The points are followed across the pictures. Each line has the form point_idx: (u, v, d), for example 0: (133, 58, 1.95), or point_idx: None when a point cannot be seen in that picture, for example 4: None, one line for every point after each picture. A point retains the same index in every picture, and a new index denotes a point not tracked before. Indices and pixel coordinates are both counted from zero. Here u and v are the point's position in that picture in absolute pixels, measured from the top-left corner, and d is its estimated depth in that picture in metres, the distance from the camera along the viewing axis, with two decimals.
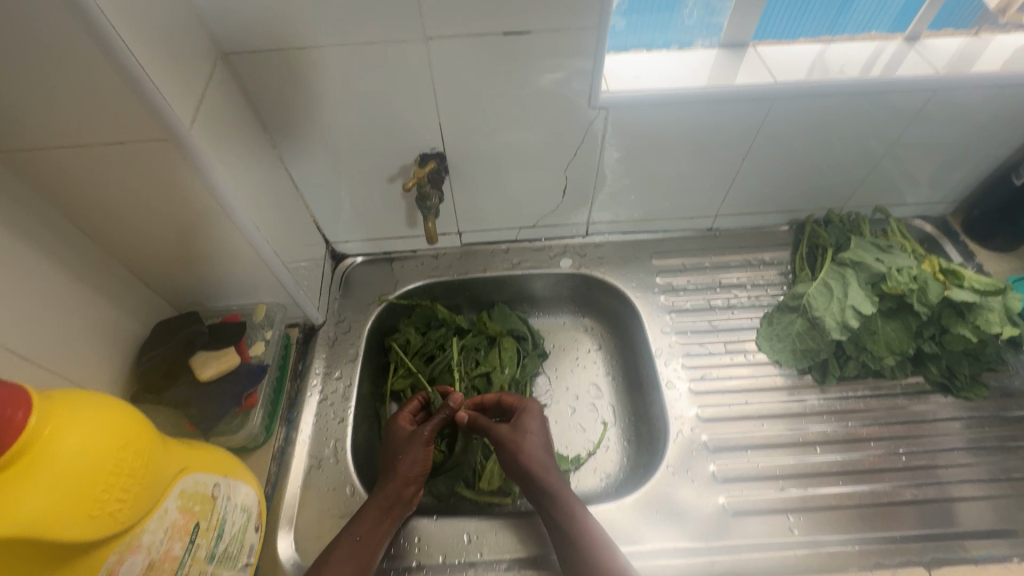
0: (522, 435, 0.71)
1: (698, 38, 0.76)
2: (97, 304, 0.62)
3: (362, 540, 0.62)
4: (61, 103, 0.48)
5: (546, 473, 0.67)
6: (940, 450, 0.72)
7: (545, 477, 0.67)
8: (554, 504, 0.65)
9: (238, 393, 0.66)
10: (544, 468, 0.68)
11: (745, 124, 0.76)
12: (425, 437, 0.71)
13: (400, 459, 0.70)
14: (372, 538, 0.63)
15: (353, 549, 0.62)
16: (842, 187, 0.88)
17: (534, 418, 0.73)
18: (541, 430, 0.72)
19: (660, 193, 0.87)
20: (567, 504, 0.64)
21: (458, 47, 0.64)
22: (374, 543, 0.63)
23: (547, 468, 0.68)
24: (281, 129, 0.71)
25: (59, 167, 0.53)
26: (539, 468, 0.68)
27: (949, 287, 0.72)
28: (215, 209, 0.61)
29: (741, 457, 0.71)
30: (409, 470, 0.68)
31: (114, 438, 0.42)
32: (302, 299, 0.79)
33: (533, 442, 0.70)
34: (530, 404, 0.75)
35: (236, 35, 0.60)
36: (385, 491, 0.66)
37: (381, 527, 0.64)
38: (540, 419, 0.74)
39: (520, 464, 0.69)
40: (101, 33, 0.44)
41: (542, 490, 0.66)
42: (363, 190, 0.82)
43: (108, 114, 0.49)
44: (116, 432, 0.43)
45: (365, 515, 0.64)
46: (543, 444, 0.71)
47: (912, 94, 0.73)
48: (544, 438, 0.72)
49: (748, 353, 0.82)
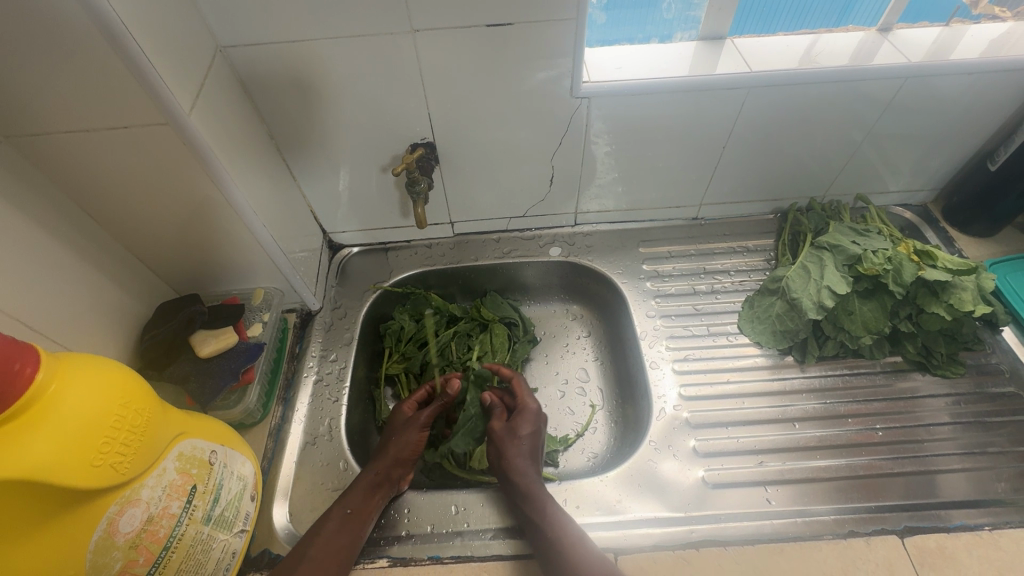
0: (513, 438, 0.73)
1: (678, 31, 0.79)
2: (102, 283, 0.65)
3: (352, 513, 0.65)
4: (68, 89, 0.51)
5: (526, 475, 0.69)
6: (917, 426, 0.73)
7: (524, 477, 0.68)
8: (530, 503, 0.65)
9: (235, 369, 0.69)
10: (524, 469, 0.69)
11: (724, 113, 0.79)
12: (422, 421, 0.76)
13: (395, 441, 0.73)
14: (360, 515, 0.65)
15: (340, 529, 0.63)
16: (823, 175, 0.91)
17: (528, 419, 0.75)
18: (531, 436, 0.74)
19: (645, 183, 0.90)
20: (540, 501, 0.65)
21: (444, 39, 0.67)
22: (362, 521, 0.65)
23: (526, 470, 0.69)
24: (278, 120, 0.75)
25: (68, 151, 0.57)
26: (518, 470, 0.69)
27: (924, 268, 0.74)
28: (213, 193, 0.64)
29: (722, 433, 0.73)
30: (401, 451, 0.72)
31: (115, 397, 0.46)
32: (299, 284, 0.82)
33: (522, 442, 0.73)
34: (527, 404, 0.77)
35: (233, 29, 0.63)
36: (376, 468, 0.69)
37: (371, 502, 0.67)
38: (532, 423, 0.75)
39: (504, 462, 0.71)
40: (106, 22, 0.47)
41: (520, 491, 0.67)
42: (357, 180, 0.85)
43: (112, 100, 0.53)
44: (119, 392, 0.46)
45: (356, 490, 0.67)
46: (529, 451, 0.72)
47: (884, 82, 0.76)
48: (532, 444, 0.73)
49: (731, 335, 0.84)
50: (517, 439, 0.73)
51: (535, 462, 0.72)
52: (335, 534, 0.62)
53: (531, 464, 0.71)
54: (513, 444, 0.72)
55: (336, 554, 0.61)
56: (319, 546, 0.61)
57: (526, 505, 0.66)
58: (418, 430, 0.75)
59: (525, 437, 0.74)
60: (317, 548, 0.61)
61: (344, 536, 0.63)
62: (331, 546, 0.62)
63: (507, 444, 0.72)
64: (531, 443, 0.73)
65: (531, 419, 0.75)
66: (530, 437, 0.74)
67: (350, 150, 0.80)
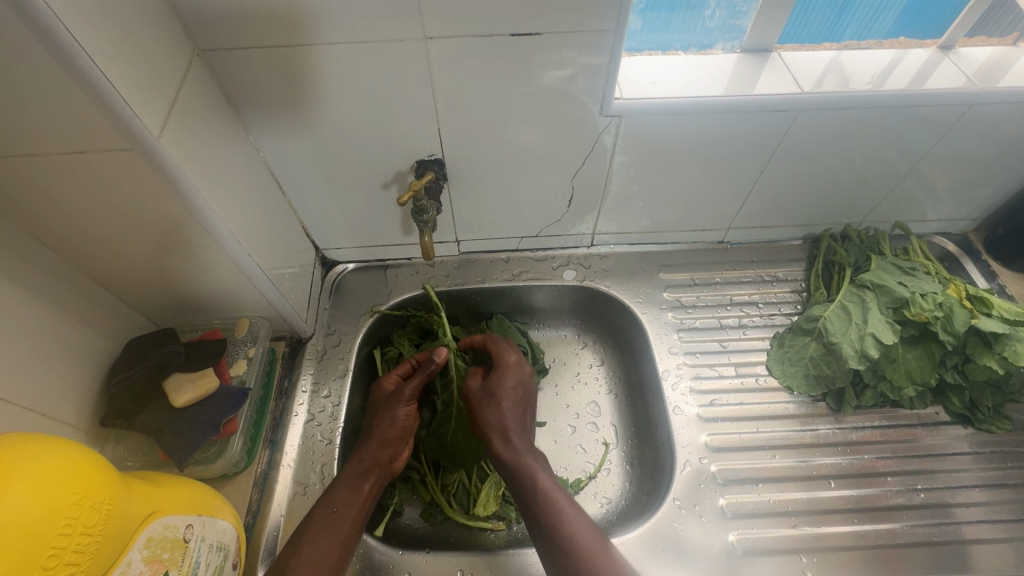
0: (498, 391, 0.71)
1: (719, 41, 0.71)
2: (63, 323, 0.57)
3: (334, 514, 0.62)
4: (2, 117, 0.42)
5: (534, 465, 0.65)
6: (957, 487, 0.69)
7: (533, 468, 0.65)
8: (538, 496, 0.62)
9: (217, 419, 0.63)
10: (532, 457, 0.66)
11: (765, 138, 0.71)
12: (408, 395, 0.72)
13: (387, 419, 0.70)
14: (347, 513, 0.62)
15: (321, 535, 0.60)
16: (863, 202, 0.83)
17: (510, 372, 0.73)
18: (514, 390, 0.72)
19: (670, 204, 0.82)
20: (530, 470, 0.64)
21: (459, 48, 0.58)
22: (348, 519, 0.62)
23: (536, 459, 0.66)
24: (267, 131, 0.66)
25: (10, 183, 0.48)
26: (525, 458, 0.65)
27: (976, 315, 0.68)
28: (190, 221, 0.56)
29: (751, 491, 0.69)
30: (386, 431, 0.69)
31: (60, 498, 0.38)
32: (289, 313, 0.74)
33: (510, 394, 0.72)
34: (507, 358, 0.75)
35: (214, 30, 0.55)
36: (361, 456, 0.67)
37: (357, 495, 0.64)
38: (514, 377, 0.73)
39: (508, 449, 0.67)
40: (49, 32, 0.38)
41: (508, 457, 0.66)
42: (355, 198, 0.77)
43: (55, 130, 0.44)
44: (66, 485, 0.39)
45: (340, 488, 0.64)
46: (514, 410, 0.71)
47: (946, 109, 0.68)
48: (516, 403, 0.72)
49: (759, 377, 0.78)
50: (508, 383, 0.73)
51: (518, 421, 0.70)
52: (317, 541, 0.59)
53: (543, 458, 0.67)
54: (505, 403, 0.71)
55: (322, 561, 0.59)
56: (301, 559, 0.58)
57: (519, 471, 0.65)
58: (406, 405, 0.72)
59: (508, 392, 0.72)
60: (300, 560, 0.58)
61: (341, 524, 0.62)
62: (316, 554, 0.58)
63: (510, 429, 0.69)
64: (515, 399, 0.72)
65: (513, 373, 0.73)
66: (513, 391, 0.72)
67: (348, 165, 0.72)
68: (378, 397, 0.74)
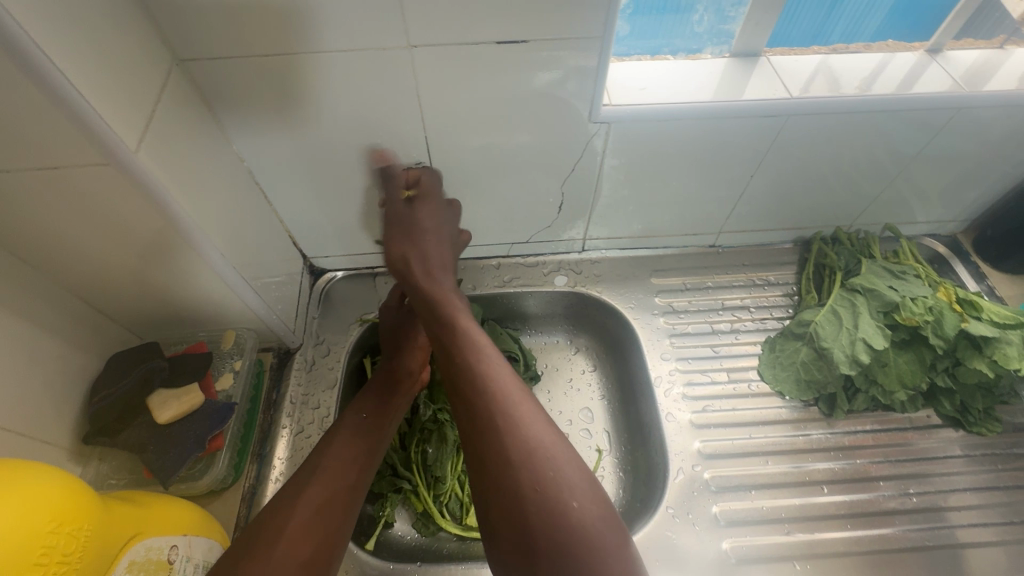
0: (425, 213, 0.69)
1: (707, 46, 0.70)
2: (43, 340, 0.56)
3: (365, 419, 0.65)
4: None
5: (516, 421, 0.50)
6: (949, 490, 0.69)
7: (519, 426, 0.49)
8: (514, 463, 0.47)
9: (202, 435, 0.62)
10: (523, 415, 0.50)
11: (756, 142, 0.71)
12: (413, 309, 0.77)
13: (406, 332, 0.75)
14: (376, 418, 0.66)
15: (353, 436, 0.63)
16: (853, 205, 0.83)
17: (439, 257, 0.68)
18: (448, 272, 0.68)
19: (661, 209, 0.81)
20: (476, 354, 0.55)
21: (443, 56, 0.58)
22: (377, 426, 0.65)
23: (525, 412, 0.50)
24: (250, 141, 0.65)
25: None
26: (508, 413, 0.50)
27: (966, 318, 0.69)
28: (170, 233, 0.54)
29: (745, 498, 0.69)
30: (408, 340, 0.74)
31: (40, 525, 0.38)
32: (276, 324, 0.73)
33: (436, 250, 0.69)
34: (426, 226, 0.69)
35: (195, 40, 0.54)
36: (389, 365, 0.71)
37: (385, 405, 0.67)
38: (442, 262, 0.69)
39: (485, 401, 0.51)
40: (20, 48, 0.37)
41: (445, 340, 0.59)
42: (342, 206, 0.76)
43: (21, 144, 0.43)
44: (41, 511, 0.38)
45: (368, 398, 0.67)
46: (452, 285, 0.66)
47: (934, 112, 0.68)
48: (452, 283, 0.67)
49: (752, 382, 0.78)
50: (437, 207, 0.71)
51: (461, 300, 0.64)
52: (348, 443, 0.62)
53: (534, 407, 0.51)
54: (430, 257, 0.68)
55: (351, 460, 0.61)
56: (334, 456, 0.60)
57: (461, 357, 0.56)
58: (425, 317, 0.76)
59: (441, 276, 0.67)
60: (330, 459, 0.59)
61: (370, 429, 0.64)
62: (346, 453, 0.61)
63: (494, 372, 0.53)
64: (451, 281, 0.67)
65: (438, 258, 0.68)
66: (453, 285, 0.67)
67: (334, 173, 0.70)
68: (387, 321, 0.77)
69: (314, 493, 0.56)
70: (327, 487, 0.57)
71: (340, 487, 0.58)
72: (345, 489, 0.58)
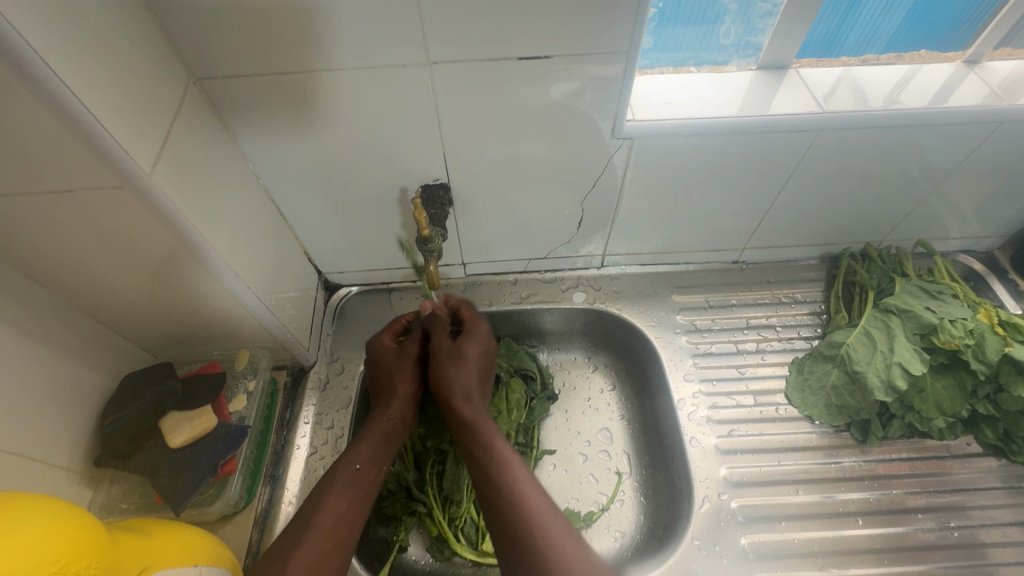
0: (458, 363, 0.67)
1: (734, 58, 0.68)
2: (57, 363, 0.55)
3: (358, 471, 0.61)
4: None
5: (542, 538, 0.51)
6: (991, 525, 0.67)
7: (518, 500, 0.54)
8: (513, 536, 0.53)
9: (213, 459, 0.60)
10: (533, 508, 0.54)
11: (786, 159, 0.69)
12: (413, 354, 0.71)
13: (396, 379, 0.69)
14: (369, 471, 0.61)
15: (342, 491, 0.58)
16: (884, 221, 0.80)
17: (475, 343, 0.70)
18: (478, 358, 0.69)
19: (684, 224, 0.79)
20: (484, 435, 0.61)
21: (462, 73, 0.57)
22: (371, 477, 0.61)
23: (525, 487, 0.55)
24: (266, 157, 0.64)
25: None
26: (511, 494, 0.55)
27: (1010, 343, 0.66)
28: (184, 254, 0.53)
29: (775, 530, 0.67)
30: (406, 390, 0.69)
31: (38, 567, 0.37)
32: (291, 343, 0.72)
33: (466, 370, 0.67)
34: (477, 328, 0.72)
35: (211, 59, 0.53)
36: (387, 416, 0.66)
37: (378, 455, 0.63)
38: (479, 346, 0.70)
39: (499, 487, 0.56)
40: (33, 71, 0.37)
41: (461, 417, 0.63)
42: (358, 223, 0.75)
43: (28, 162, 0.42)
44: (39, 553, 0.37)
45: (364, 446, 0.63)
46: (471, 374, 0.67)
47: (973, 127, 0.65)
48: (476, 367, 0.68)
49: (779, 406, 0.76)
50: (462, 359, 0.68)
51: (473, 390, 0.66)
52: (341, 497, 0.58)
53: (531, 478, 0.57)
54: (453, 379, 0.66)
55: (344, 516, 0.57)
56: (327, 511, 0.56)
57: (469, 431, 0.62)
58: (416, 362, 0.71)
59: (471, 360, 0.68)
60: (323, 515, 0.56)
61: (360, 485, 0.60)
62: (339, 509, 0.57)
63: (523, 496, 0.55)
64: (477, 365, 0.69)
65: (477, 342, 0.70)
66: (478, 357, 0.69)
67: (351, 190, 0.69)
68: (379, 356, 0.72)
69: (305, 553, 0.53)
70: (320, 545, 0.54)
71: (331, 546, 0.55)
72: (336, 549, 0.55)
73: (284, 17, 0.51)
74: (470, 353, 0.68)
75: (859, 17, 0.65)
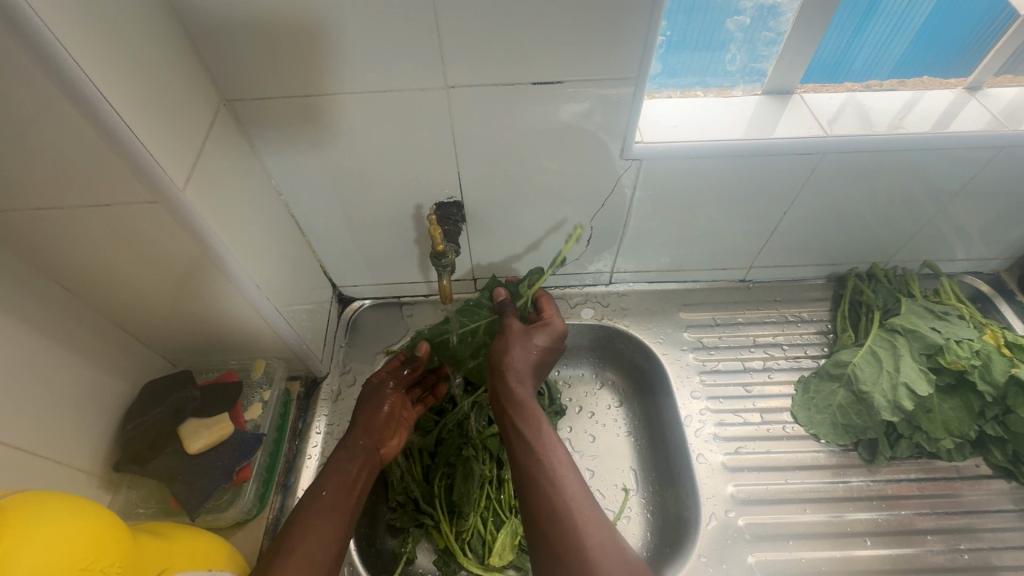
0: (523, 348, 0.69)
1: (739, 83, 0.70)
2: (82, 370, 0.57)
3: (325, 496, 0.60)
4: (32, 174, 0.44)
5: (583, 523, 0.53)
6: (1002, 548, 0.67)
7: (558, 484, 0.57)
8: (556, 525, 0.54)
9: (229, 466, 0.62)
10: (573, 500, 0.55)
11: (790, 180, 0.70)
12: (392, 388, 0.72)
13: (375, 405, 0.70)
14: (340, 494, 0.61)
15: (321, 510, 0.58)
16: (890, 242, 0.81)
17: (544, 333, 0.71)
18: (546, 348, 0.70)
19: (691, 242, 0.80)
20: (536, 419, 0.63)
21: (476, 97, 0.59)
22: (343, 498, 0.61)
23: (566, 477, 0.57)
24: (287, 174, 0.67)
25: (19, 227, 0.48)
26: (554, 483, 0.57)
27: (1016, 364, 0.67)
28: (208, 265, 0.56)
29: (781, 548, 0.67)
30: (371, 420, 0.69)
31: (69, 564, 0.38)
32: (306, 354, 0.74)
33: (528, 359, 0.68)
34: (551, 321, 0.73)
35: (241, 83, 0.56)
36: (352, 443, 0.66)
37: (348, 472, 0.63)
38: (549, 337, 0.71)
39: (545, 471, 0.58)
40: (81, 94, 0.40)
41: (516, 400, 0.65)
42: (374, 240, 0.77)
43: (60, 168, 0.44)
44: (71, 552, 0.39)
45: (331, 470, 0.63)
46: (535, 361, 0.69)
47: (975, 151, 0.67)
48: (542, 355, 0.70)
49: (786, 424, 0.76)
50: (528, 346, 0.69)
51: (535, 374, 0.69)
52: (316, 516, 0.57)
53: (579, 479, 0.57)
54: (515, 361, 0.68)
55: (321, 537, 0.56)
56: (301, 533, 0.56)
57: (525, 416, 0.63)
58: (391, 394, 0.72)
59: (535, 350, 0.70)
60: (298, 537, 0.55)
61: (337, 504, 0.60)
62: (318, 529, 0.56)
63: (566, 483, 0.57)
64: (543, 353, 0.70)
65: (549, 332, 0.71)
66: (543, 349, 0.70)
67: (368, 206, 0.72)
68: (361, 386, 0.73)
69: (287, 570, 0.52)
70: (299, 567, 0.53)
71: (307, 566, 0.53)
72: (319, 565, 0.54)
73: (312, 44, 0.54)
74: (543, 347, 0.70)
75: (863, 46, 0.67)
